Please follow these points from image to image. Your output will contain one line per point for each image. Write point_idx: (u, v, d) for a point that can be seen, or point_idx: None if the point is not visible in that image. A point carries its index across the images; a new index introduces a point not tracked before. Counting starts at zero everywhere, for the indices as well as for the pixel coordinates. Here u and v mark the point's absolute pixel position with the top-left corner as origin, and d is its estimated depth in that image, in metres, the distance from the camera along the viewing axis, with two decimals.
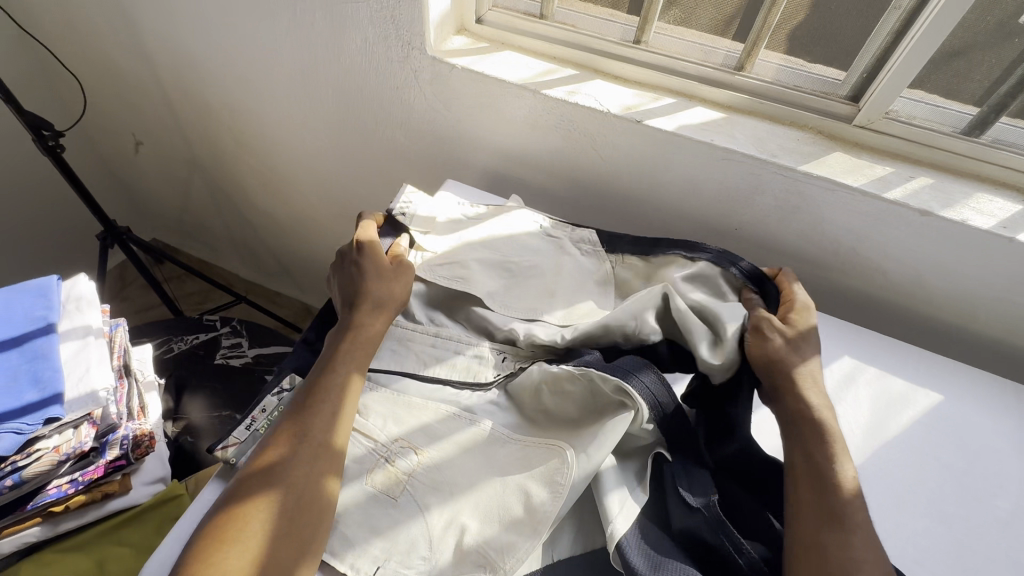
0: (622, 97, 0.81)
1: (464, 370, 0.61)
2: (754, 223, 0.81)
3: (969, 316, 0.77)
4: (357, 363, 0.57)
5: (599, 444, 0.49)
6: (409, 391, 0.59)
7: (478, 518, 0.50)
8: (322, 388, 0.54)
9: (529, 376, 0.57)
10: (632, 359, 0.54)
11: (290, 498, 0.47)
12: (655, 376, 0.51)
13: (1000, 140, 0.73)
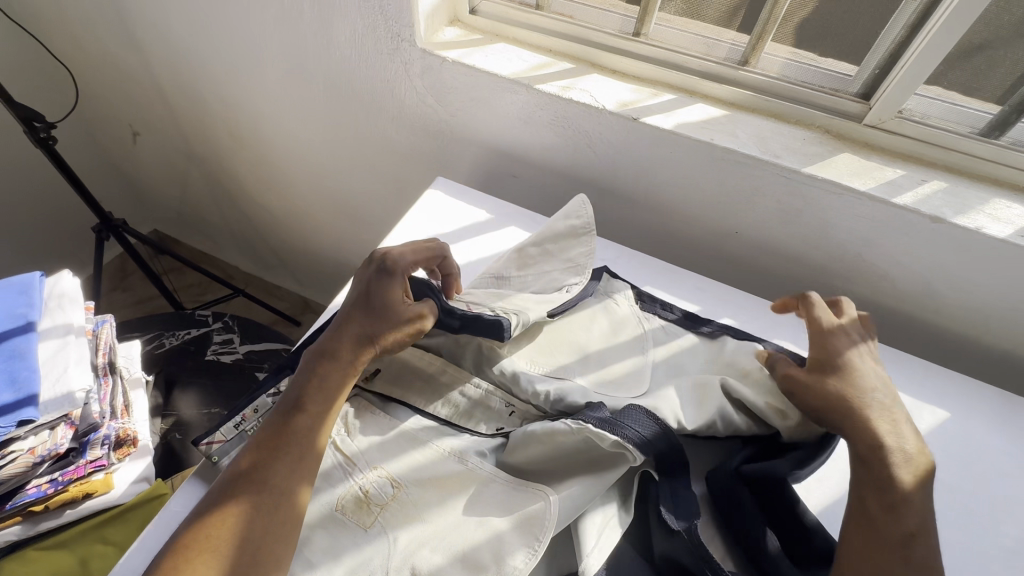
0: (619, 92, 0.78)
1: (462, 409, 0.58)
2: (756, 226, 0.77)
3: (981, 327, 0.73)
4: (330, 401, 0.52)
5: (585, 492, 0.47)
6: (401, 417, 0.56)
7: (444, 545, 0.47)
8: (291, 424, 0.50)
9: (525, 429, 0.52)
10: (637, 410, 0.50)
11: (246, 533, 0.44)
12: (655, 428, 0.48)
13: (1021, 142, 0.68)
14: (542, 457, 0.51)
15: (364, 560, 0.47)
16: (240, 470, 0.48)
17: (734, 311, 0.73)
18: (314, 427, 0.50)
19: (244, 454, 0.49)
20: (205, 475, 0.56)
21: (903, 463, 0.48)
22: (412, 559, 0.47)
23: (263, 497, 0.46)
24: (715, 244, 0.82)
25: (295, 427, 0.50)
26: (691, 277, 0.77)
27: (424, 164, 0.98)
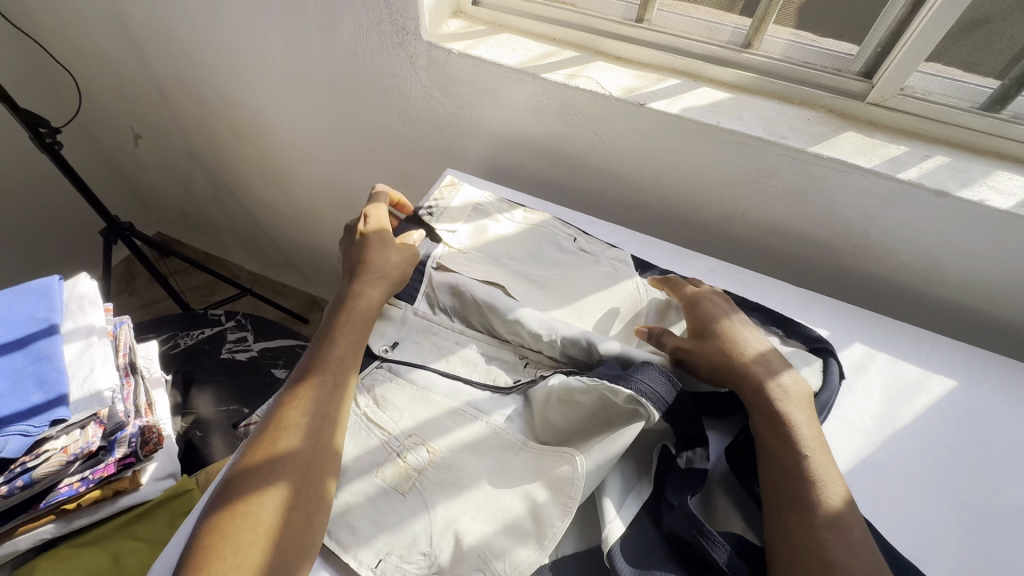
0: (624, 79, 0.79)
1: (484, 372, 0.61)
2: (763, 206, 0.78)
3: (985, 298, 0.74)
4: (356, 334, 0.59)
5: (604, 449, 0.49)
6: (432, 388, 0.59)
7: (484, 513, 0.50)
8: (323, 358, 0.56)
9: (546, 390, 0.55)
10: (653, 369, 0.52)
11: (296, 450, 0.49)
12: (661, 377, 0.50)
13: (1020, 116, 0.70)
14: (563, 420, 0.53)
15: (408, 529, 0.49)
16: (278, 407, 0.53)
17: (743, 289, 0.74)
18: (325, 420, 0.52)
19: (246, 461, 0.48)
20: None
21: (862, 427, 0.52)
22: (455, 525, 0.49)
23: (296, 422, 0.51)
24: (722, 226, 0.84)
25: (327, 354, 0.56)
26: (702, 258, 0.78)
27: (431, 156, 0.99)
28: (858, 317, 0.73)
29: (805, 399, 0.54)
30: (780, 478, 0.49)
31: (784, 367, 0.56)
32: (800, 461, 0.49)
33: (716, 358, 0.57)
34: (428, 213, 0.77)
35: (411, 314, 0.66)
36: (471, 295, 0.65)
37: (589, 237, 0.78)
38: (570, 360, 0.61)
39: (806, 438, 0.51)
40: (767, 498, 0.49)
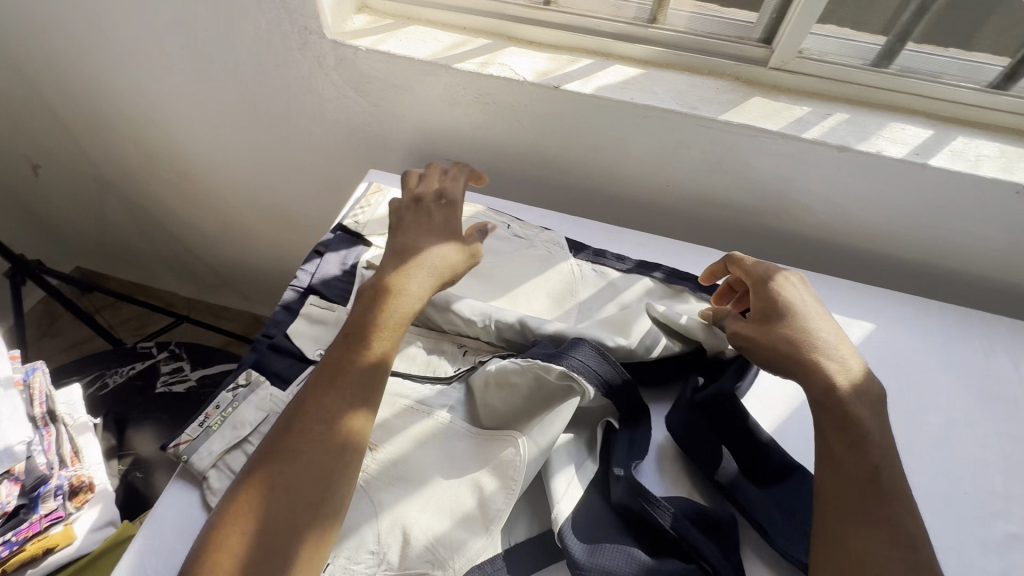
0: (538, 63, 0.79)
1: (422, 365, 0.60)
2: (684, 177, 0.80)
3: (894, 243, 0.79)
4: (392, 324, 0.53)
5: (544, 429, 0.50)
6: None
7: (431, 505, 0.50)
8: (355, 351, 0.51)
9: (484, 374, 0.55)
10: (587, 346, 0.53)
11: (310, 460, 0.45)
12: (592, 351, 0.52)
13: (906, 69, 0.74)
14: (503, 404, 0.53)
15: (354, 533, 0.49)
16: (303, 399, 0.49)
17: (674, 259, 0.75)
18: (346, 436, 0.47)
19: (252, 466, 0.46)
20: (188, 475, 0.53)
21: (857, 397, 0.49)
22: (402, 521, 0.49)
23: (315, 426, 0.47)
24: (650, 200, 0.85)
25: (360, 347, 0.51)
26: (632, 234, 0.79)
27: (355, 158, 0.96)
28: None
29: (880, 406, 0.49)
30: (847, 488, 0.45)
31: (857, 366, 0.52)
32: (870, 474, 0.45)
33: (780, 348, 0.52)
34: (353, 217, 0.74)
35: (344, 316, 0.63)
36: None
37: (521, 220, 0.77)
38: (507, 343, 0.61)
39: (879, 450, 0.47)
40: (820, 504, 0.46)
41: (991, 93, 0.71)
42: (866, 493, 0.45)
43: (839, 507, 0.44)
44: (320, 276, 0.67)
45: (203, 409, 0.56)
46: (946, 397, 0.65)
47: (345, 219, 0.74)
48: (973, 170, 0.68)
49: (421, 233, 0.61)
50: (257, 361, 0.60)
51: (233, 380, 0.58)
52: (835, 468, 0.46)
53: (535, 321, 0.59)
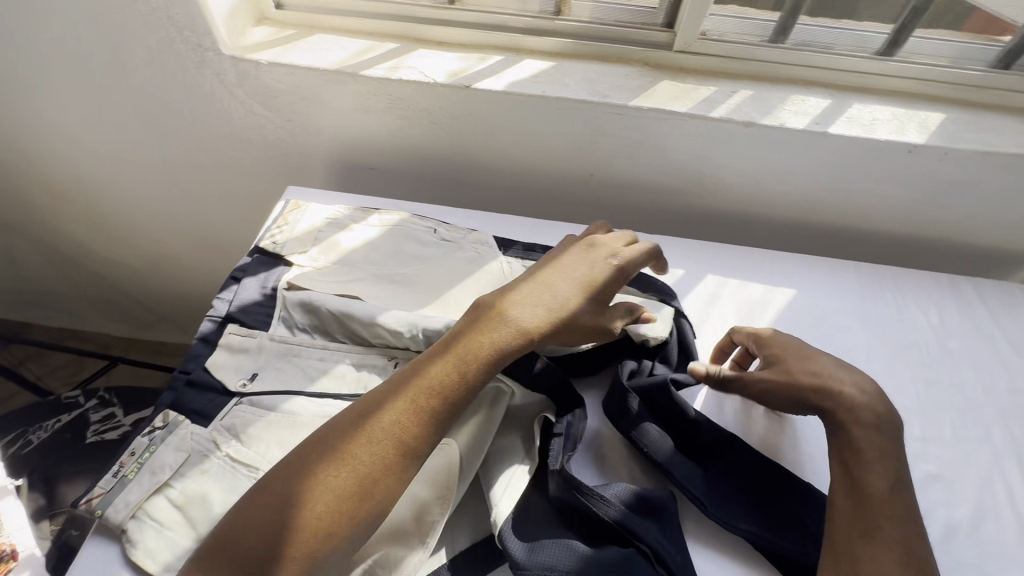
0: (448, 63, 0.78)
1: (354, 383, 0.58)
2: (607, 164, 0.81)
3: (809, 210, 0.82)
4: (498, 359, 0.50)
5: (473, 432, 0.51)
6: (300, 410, 0.56)
7: None
8: (454, 369, 0.48)
9: None
10: None
11: (366, 473, 0.43)
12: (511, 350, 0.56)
13: (801, 42, 0.77)
14: None
15: None
16: (384, 399, 0.47)
17: None
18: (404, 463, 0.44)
19: (301, 458, 0.44)
20: (104, 530, 0.50)
21: (876, 422, 0.50)
22: None
23: (383, 442, 0.44)
24: (577, 191, 0.86)
25: (460, 368, 0.49)
26: (561, 226, 0.79)
27: (275, 175, 0.92)
28: (709, 250, 0.78)
29: (899, 433, 0.50)
30: (862, 510, 0.46)
31: (871, 386, 0.52)
32: (881, 496, 0.47)
33: (800, 383, 0.54)
34: (270, 239, 0.71)
35: (267, 342, 0.61)
36: (326, 308, 0.61)
37: (449, 224, 0.76)
38: None
39: (894, 476, 0.48)
40: (835, 529, 0.46)
41: (878, 59, 0.75)
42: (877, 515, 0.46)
43: (853, 528, 0.45)
44: (239, 302, 0.64)
45: (117, 458, 0.53)
46: (865, 352, 0.68)
47: (262, 241, 0.71)
48: (869, 134, 0.71)
49: (570, 276, 0.57)
50: (176, 399, 0.57)
51: (149, 423, 0.55)
52: (853, 494, 0.47)
53: None
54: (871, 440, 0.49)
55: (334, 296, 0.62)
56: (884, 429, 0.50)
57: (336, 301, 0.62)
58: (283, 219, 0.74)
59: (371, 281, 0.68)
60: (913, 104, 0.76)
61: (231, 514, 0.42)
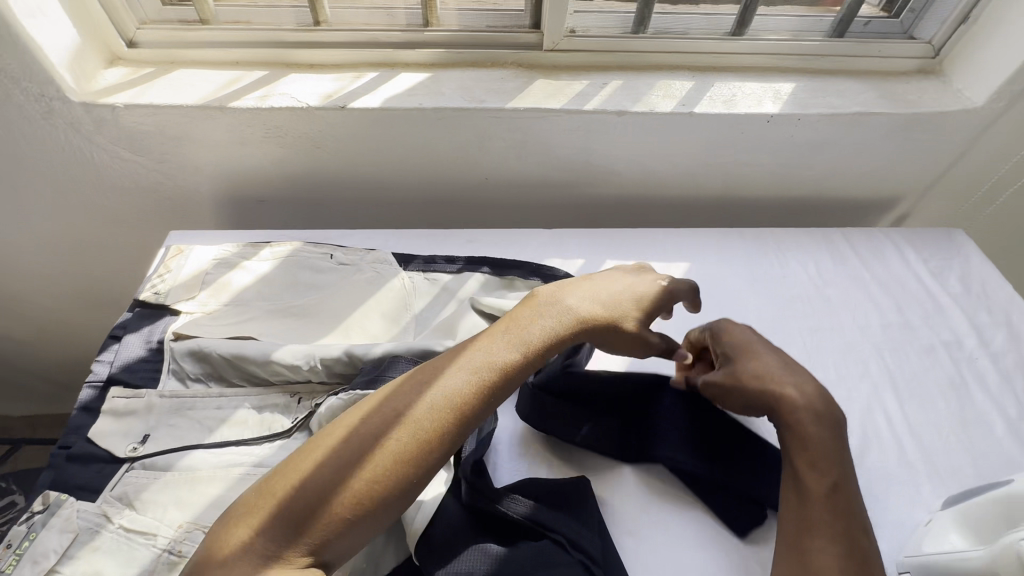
0: (322, 85, 0.76)
1: (257, 426, 0.56)
2: (498, 166, 0.82)
3: (694, 185, 0.87)
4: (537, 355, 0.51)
5: None
6: (199, 464, 0.53)
7: None
8: (498, 356, 0.50)
9: (319, 417, 0.54)
10: (404, 360, 0.54)
11: (404, 441, 0.45)
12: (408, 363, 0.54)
13: (660, 31, 0.81)
14: None
15: None
16: (436, 373, 0.49)
17: (503, 248, 0.78)
18: (441, 440, 0.46)
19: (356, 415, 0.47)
20: None
21: (814, 419, 0.50)
22: None
23: (427, 417, 0.46)
24: (475, 196, 0.87)
25: (502, 357, 0.50)
26: (461, 233, 0.79)
27: (159, 219, 0.87)
28: (606, 237, 0.81)
29: (836, 425, 0.50)
30: (806, 512, 0.47)
31: (812, 386, 0.52)
32: (822, 492, 0.47)
33: (744, 390, 0.53)
34: (152, 290, 0.67)
35: (156, 399, 0.58)
36: (216, 353, 0.59)
37: (346, 247, 0.75)
38: (339, 377, 0.58)
39: (839, 470, 0.48)
40: (784, 534, 0.47)
41: (730, 40, 0.81)
42: (820, 512, 0.46)
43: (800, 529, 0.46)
44: (121, 361, 0.60)
45: None
46: (755, 311, 0.73)
47: (143, 293, 0.67)
48: (731, 109, 0.77)
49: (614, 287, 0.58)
50: (57, 478, 0.52)
51: (26, 509, 0.50)
52: (798, 497, 0.48)
53: (362, 347, 0.58)
54: (814, 439, 0.49)
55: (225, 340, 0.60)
56: (826, 425, 0.50)
57: (227, 344, 0.59)
58: (166, 265, 0.70)
59: (268, 317, 0.66)
60: (767, 77, 0.82)
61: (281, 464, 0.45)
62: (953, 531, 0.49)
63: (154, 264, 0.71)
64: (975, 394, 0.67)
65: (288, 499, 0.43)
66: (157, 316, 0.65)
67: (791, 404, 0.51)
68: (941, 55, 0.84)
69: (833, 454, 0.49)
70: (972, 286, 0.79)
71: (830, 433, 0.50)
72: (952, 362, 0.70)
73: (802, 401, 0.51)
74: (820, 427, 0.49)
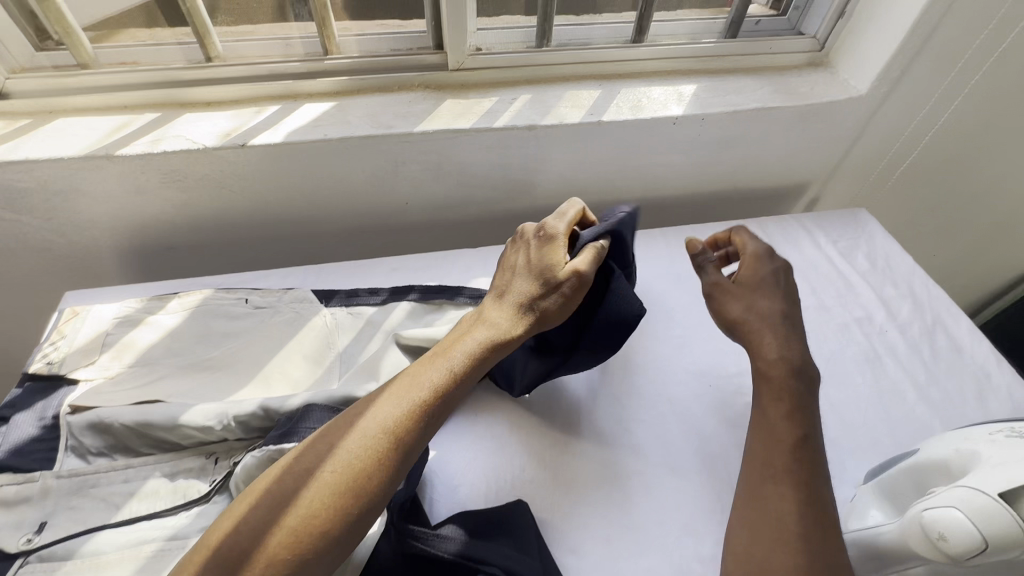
0: (219, 124, 0.73)
1: (170, 494, 0.52)
2: (416, 190, 0.81)
3: (613, 190, 0.89)
4: (471, 366, 0.51)
5: None
6: (103, 546, 0.48)
7: None
8: (432, 374, 0.50)
9: (236, 479, 0.51)
10: (318, 409, 0.52)
11: (339, 469, 0.44)
12: (321, 411, 0.52)
13: (562, 43, 0.82)
14: None
15: None
16: (372, 399, 0.49)
17: (428, 273, 0.77)
18: (380, 463, 0.45)
19: (293, 454, 0.45)
20: None
21: (786, 370, 0.56)
22: None
23: (363, 442, 0.45)
24: (397, 221, 0.86)
25: (435, 375, 0.50)
26: (384, 261, 0.78)
27: (56, 278, 0.81)
28: None
29: (804, 379, 0.56)
30: (770, 457, 0.51)
31: (796, 343, 0.58)
32: (788, 438, 0.52)
33: (737, 307, 0.61)
34: (44, 361, 0.62)
35: (53, 481, 0.52)
36: (118, 423, 0.54)
37: (262, 289, 0.72)
38: (257, 432, 0.55)
39: (803, 414, 0.54)
40: (747, 492, 0.51)
41: (632, 47, 0.83)
42: (781, 460, 0.51)
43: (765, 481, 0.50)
44: (10, 444, 0.55)
45: None
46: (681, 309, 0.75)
47: (33, 365, 0.61)
48: (638, 114, 0.78)
49: (526, 284, 0.57)
50: None
51: None
52: (765, 441, 0.53)
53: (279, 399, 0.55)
54: (782, 384, 0.55)
55: (128, 407, 0.55)
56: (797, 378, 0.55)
57: (131, 410, 0.55)
58: (62, 330, 0.65)
59: (179, 374, 0.62)
60: (669, 81, 0.85)
61: (215, 520, 0.43)
62: (874, 507, 0.51)
63: (46, 331, 0.65)
64: (887, 365, 0.71)
65: (234, 558, 0.40)
66: (50, 389, 0.59)
67: (768, 344, 0.58)
68: (827, 48, 0.89)
69: (800, 407, 0.54)
70: (878, 261, 0.84)
71: (801, 383, 0.55)
72: (865, 337, 0.74)
73: (782, 351, 0.57)
74: (791, 378, 0.55)
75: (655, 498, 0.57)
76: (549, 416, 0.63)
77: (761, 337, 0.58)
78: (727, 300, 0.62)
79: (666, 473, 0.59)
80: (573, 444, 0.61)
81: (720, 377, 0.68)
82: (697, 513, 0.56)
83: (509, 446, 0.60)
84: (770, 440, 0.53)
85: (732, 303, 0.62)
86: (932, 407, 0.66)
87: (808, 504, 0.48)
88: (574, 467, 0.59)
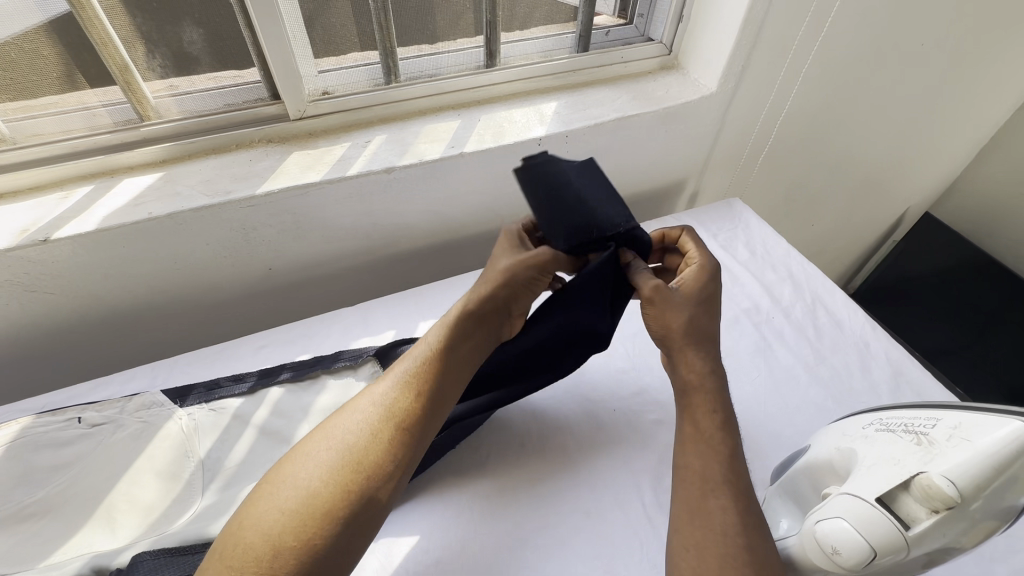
0: (13, 220, 0.61)
1: None
2: (277, 253, 0.74)
3: (493, 218, 0.86)
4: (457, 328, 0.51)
5: None
6: None
7: None
8: (424, 345, 0.51)
9: None
10: (146, 557, 0.47)
11: (345, 441, 0.43)
12: (149, 557, 0.46)
13: (411, 76, 0.78)
14: None
15: None
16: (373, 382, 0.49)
17: (301, 344, 0.70)
18: (385, 427, 0.44)
19: (296, 447, 0.45)
20: None
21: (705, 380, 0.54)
22: None
23: (366, 413, 0.45)
24: (262, 288, 0.78)
25: (426, 345, 0.51)
26: (251, 338, 0.71)
27: None
28: (414, 298, 0.76)
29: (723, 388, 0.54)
30: (704, 470, 0.48)
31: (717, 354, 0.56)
32: (718, 447, 0.49)
33: (677, 317, 0.54)
34: None
35: None
36: None
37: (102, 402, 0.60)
38: None
39: (726, 422, 0.51)
40: (679, 509, 0.47)
41: (483, 73, 0.80)
42: (711, 472, 0.48)
43: (700, 495, 0.47)
44: None
45: None
46: None
47: None
48: (499, 141, 0.75)
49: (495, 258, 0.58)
50: None
51: None
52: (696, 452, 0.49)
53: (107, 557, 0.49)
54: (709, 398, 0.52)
55: None
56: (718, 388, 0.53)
57: None
58: None
59: None
60: (528, 102, 0.84)
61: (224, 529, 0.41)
62: (784, 517, 0.49)
63: None
64: (779, 353, 0.72)
65: (238, 553, 0.38)
66: None
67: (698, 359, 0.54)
68: (674, 51, 0.92)
69: (723, 416, 0.51)
70: (757, 249, 0.86)
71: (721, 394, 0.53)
72: (756, 327, 0.75)
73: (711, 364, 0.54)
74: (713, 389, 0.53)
75: (570, 549, 0.52)
76: (451, 480, 0.57)
77: (693, 355, 0.54)
78: (663, 311, 0.54)
79: (580, 518, 0.55)
80: (480, 506, 0.55)
81: (621, 399, 0.66)
82: (618, 556, 0.52)
83: (411, 523, 0.54)
84: (702, 452, 0.49)
85: (666, 313, 0.54)
86: (824, 387, 0.68)
87: (741, 514, 0.45)
88: (484, 534, 0.53)
